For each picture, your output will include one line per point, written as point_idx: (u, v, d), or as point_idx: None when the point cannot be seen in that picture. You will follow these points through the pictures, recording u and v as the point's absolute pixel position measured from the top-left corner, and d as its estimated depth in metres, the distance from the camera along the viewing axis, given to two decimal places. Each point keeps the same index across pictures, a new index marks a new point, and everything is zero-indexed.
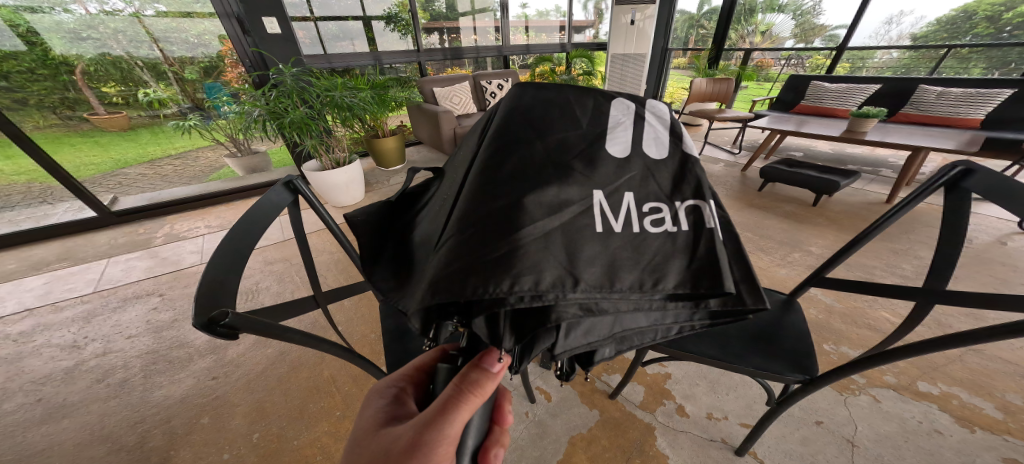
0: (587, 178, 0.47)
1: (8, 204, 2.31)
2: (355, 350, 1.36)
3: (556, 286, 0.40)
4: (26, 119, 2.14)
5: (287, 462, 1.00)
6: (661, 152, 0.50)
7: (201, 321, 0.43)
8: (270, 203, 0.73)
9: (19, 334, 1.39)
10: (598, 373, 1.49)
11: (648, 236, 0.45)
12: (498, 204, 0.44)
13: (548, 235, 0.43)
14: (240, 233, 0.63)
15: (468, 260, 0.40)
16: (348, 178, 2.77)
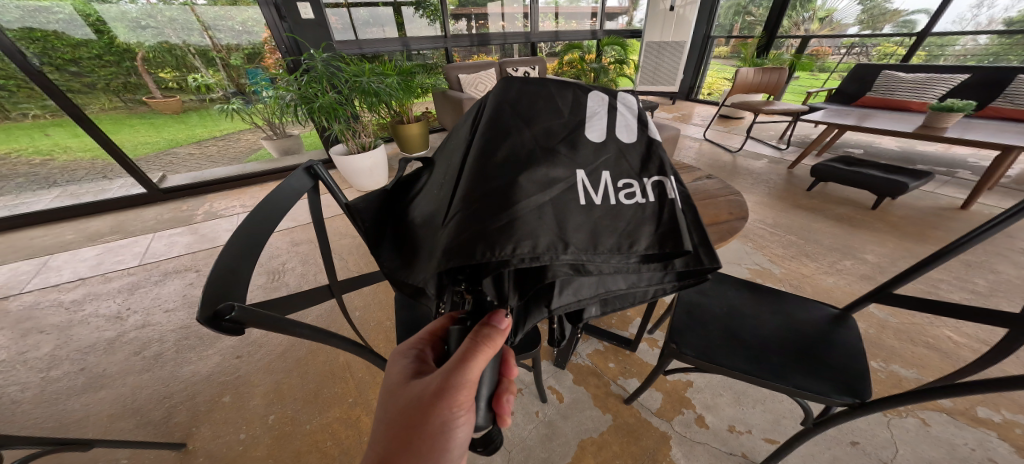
0: (571, 159, 0.55)
1: (74, 178, 2.56)
2: (369, 335, 1.37)
3: (550, 249, 0.49)
4: (94, 102, 2.31)
5: (298, 445, 1.03)
6: (629, 136, 0.59)
7: (205, 316, 0.39)
8: (290, 190, 0.69)
9: (72, 301, 1.50)
10: (614, 376, 1.41)
11: (624, 208, 0.53)
12: (497, 183, 0.52)
13: (540, 207, 0.51)
14: (256, 219, 0.59)
15: (476, 229, 0.49)
16: (372, 163, 2.79)
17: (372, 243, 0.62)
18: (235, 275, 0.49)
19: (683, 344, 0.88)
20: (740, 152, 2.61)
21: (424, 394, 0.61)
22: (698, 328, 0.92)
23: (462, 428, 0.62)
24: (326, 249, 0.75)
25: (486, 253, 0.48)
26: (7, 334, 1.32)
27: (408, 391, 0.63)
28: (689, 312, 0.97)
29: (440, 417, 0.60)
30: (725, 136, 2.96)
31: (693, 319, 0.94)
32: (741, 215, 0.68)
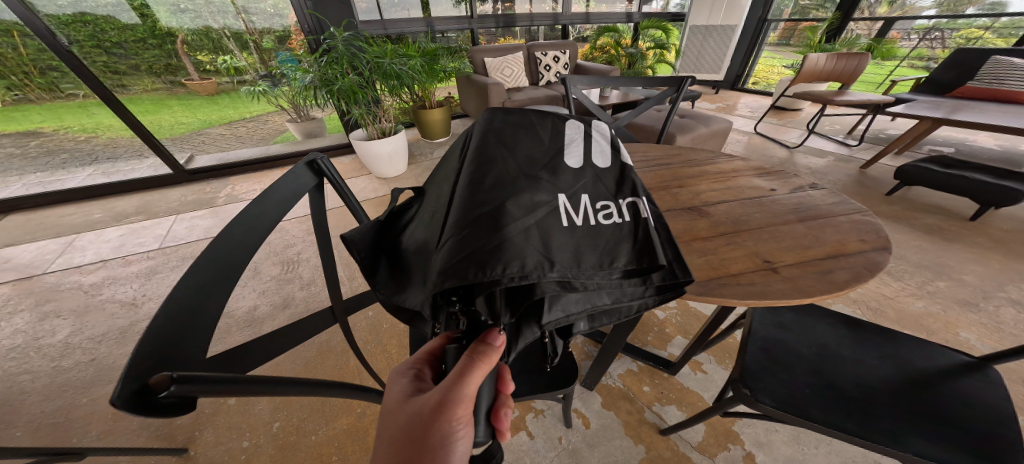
0: (552, 182, 0.50)
1: (115, 156, 2.57)
2: (381, 338, 1.26)
3: (538, 268, 0.42)
4: (138, 83, 2.33)
5: (302, 459, 0.94)
6: (607, 162, 0.54)
7: (125, 398, 0.27)
8: (284, 194, 0.56)
9: (92, 284, 1.49)
10: (649, 401, 1.25)
11: (605, 229, 0.47)
12: (484, 206, 0.46)
13: (527, 229, 0.44)
14: (226, 244, 0.47)
15: (464, 250, 0.42)
16: (392, 149, 2.63)
17: (368, 265, 0.54)
18: (186, 330, 0.38)
19: (758, 389, 0.72)
20: (799, 149, 2.30)
21: (420, 413, 0.47)
22: (777, 370, 0.75)
23: (465, 443, 0.47)
24: (327, 258, 0.62)
25: (472, 275, 0.41)
26: (27, 316, 1.31)
27: (402, 410, 0.49)
28: (764, 348, 0.79)
29: (440, 431, 0.46)
30: (780, 129, 2.64)
31: (771, 357, 0.77)
32: (879, 244, 0.50)
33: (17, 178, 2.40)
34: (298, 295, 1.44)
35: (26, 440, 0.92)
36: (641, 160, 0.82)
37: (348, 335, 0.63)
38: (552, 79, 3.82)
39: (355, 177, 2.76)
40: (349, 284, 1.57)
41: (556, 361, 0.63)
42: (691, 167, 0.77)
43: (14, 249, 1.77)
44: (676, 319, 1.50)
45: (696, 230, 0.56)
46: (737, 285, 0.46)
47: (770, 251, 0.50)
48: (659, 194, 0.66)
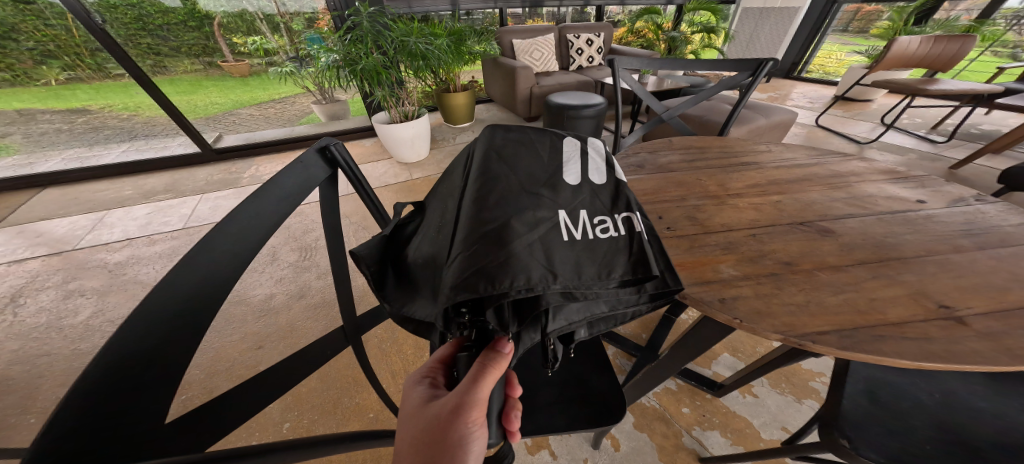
0: (553, 191, 0.44)
1: (153, 133, 2.58)
2: (397, 337, 1.18)
3: (543, 281, 0.37)
4: (177, 65, 2.34)
5: None
6: (606, 174, 0.47)
7: None
8: (287, 190, 0.45)
9: (116, 264, 1.48)
10: (689, 425, 1.11)
11: (602, 242, 0.41)
12: (485, 221, 0.40)
13: (530, 243, 0.39)
14: (199, 258, 0.36)
15: (465, 269, 0.37)
16: (415, 133, 2.52)
17: (377, 279, 0.45)
18: (122, 390, 0.29)
19: (860, 441, 0.59)
20: (872, 145, 2.02)
21: (437, 415, 0.37)
22: (884, 420, 0.61)
23: (476, 444, 0.36)
24: (341, 263, 0.52)
25: (475, 290, 0.36)
26: (53, 294, 1.31)
27: (411, 415, 0.38)
28: (867, 392, 0.66)
29: (456, 430, 0.36)
30: (846, 122, 2.33)
31: (876, 404, 0.64)
32: None
33: (58, 153, 2.46)
34: (315, 284, 1.38)
35: None
36: (720, 157, 0.67)
37: (361, 356, 0.53)
38: (583, 64, 3.57)
39: (376, 161, 2.68)
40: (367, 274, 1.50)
41: (555, 365, 0.43)
42: (788, 167, 0.62)
43: (48, 223, 1.80)
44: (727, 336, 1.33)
45: (825, 254, 0.43)
46: (905, 339, 0.34)
47: (952, 294, 0.37)
48: (757, 200, 0.52)
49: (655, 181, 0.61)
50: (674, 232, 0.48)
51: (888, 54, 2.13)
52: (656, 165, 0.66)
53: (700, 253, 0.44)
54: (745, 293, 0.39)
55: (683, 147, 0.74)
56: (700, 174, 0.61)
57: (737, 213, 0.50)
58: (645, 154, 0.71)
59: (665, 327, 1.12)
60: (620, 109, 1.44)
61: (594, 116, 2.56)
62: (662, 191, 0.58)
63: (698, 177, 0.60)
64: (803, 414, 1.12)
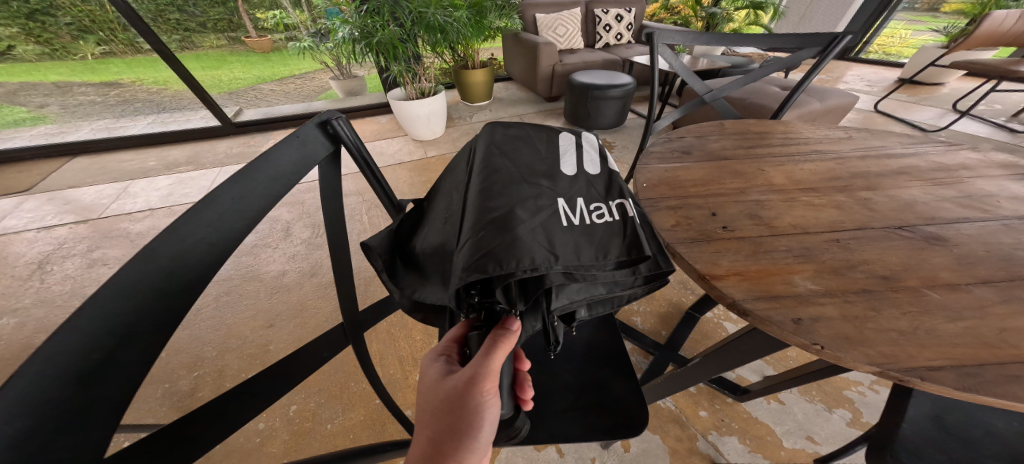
0: (552, 178, 0.39)
1: (184, 104, 2.59)
2: (407, 322, 1.16)
3: (550, 261, 0.32)
4: (204, 41, 2.37)
5: (315, 452, 0.85)
6: (601, 164, 0.42)
7: None
8: (280, 168, 0.38)
9: (138, 234, 1.50)
10: (704, 429, 0.94)
11: (596, 227, 0.36)
12: (486, 206, 0.35)
13: (532, 225, 0.34)
14: (168, 249, 0.27)
15: (467, 253, 0.32)
16: (431, 111, 2.43)
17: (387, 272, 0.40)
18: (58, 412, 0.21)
19: None
20: (941, 134, 1.79)
21: (450, 391, 0.32)
22: (958, 455, 0.50)
23: (493, 413, 0.32)
24: (341, 249, 0.46)
25: (482, 270, 0.31)
26: (78, 263, 1.35)
27: (425, 395, 0.34)
28: (935, 417, 0.54)
29: (468, 406, 0.31)
30: (910, 108, 2.09)
31: (950, 434, 0.52)
32: None
33: (89, 123, 2.51)
34: (327, 263, 1.36)
35: None
36: (782, 144, 0.61)
37: (364, 354, 0.49)
38: (610, 42, 3.34)
39: (391, 138, 2.62)
40: None
41: (558, 348, 0.37)
42: (864, 159, 0.54)
43: (76, 191, 1.85)
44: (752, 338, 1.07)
45: (934, 268, 0.34)
46: None
47: None
48: (832, 200, 0.44)
49: (704, 172, 0.55)
50: (728, 233, 0.41)
51: (977, 29, 1.86)
52: (704, 151, 0.62)
53: (768, 260, 0.37)
54: (831, 313, 0.31)
55: (734, 136, 0.66)
56: (758, 166, 0.55)
57: (809, 212, 0.43)
58: (692, 138, 0.67)
59: (688, 326, 1.05)
60: (655, 92, 1.31)
61: (621, 97, 2.39)
62: (712, 184, 0.51)
63: (755, 171, 0.53)
64: (836, 425, 0.91)
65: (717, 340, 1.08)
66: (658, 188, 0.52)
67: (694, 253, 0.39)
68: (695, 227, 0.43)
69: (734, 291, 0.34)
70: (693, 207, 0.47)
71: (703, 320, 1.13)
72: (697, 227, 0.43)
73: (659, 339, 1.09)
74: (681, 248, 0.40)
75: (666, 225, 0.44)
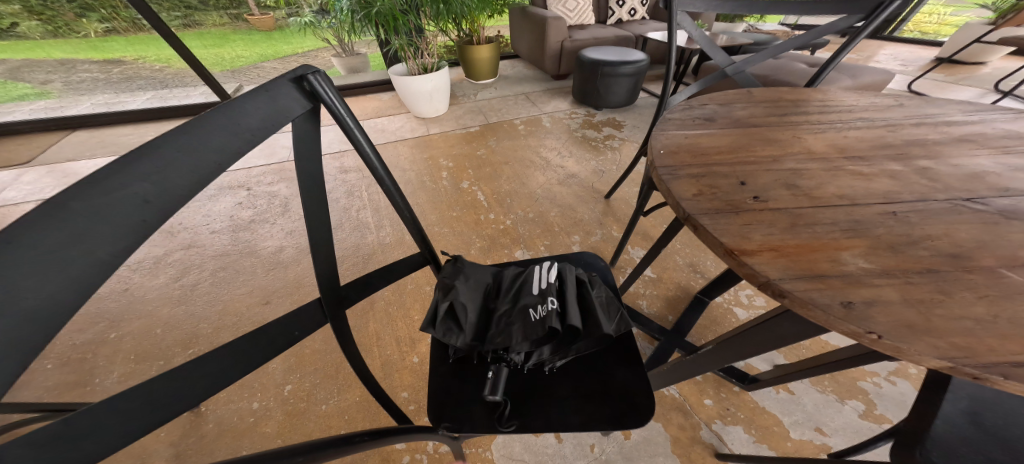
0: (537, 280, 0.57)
1: (184, 83, 2.52)
2: (405, 301, 1.13)
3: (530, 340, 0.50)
4: (207, 20, 2.29)
5: (309, 431, 0.84)
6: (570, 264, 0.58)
7: None
8: (249, 125, 0.33)
9: None
10: (708, 418, 0.91)
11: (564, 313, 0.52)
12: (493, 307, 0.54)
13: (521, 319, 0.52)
14: (87, 200, 0.22)
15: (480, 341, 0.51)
16: (434, 87, 2.33)
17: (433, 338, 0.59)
18: None
19: None
20: None
21: None
22: (997, 457, 0.44)
23: None
24: (319, 216, 0.42)
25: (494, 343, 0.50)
26: None
27: None
28: (971, 414, 0.48)
29: None
30: (948, 88, 1.94)
31: (987, 433, 0.46)
32: None
33: (88, 98, 2.46)
34: None
35: (54, 373, 0.90)
36: (817, 113, 0.54)
37: (345, 334, 0.45)
38: (623, 18, 3.16)
39: (393, 115, 2.54)
40: (376, 232, 1.37)
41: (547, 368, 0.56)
42: (914, 128, 0.47)
43: (75, 164, 1.83)
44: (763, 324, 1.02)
45: (1013, 247, 0.29)
46: None
47: None
48: (883, 170, 0.38)
49: (729, 139, 0.48)
50: (760, 204, 0.36)
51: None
52: (730, 118, 0.56)
53: (808, 234, 0.32)
54: (889, 297, 0.26)
55: (762, 104, 0.60)
56: (791, 134, 0.49)
57: (853, 183, 0.37)
58: (714, 106, 0.61)
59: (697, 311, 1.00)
60: (671, 68, 1.22)
61: (633, 74, 2.27)
62: (739, 152, 0.46)
63: (786, 139, 0.47)
64: (847, 417, 0.87)
65: (727, 325, 1.03)
66: (677, 156, 0.46)
67: (722, 224, 0.34)
68: (722, 198, 0.38)
69: (769, 269, 0.29)
70: (719, 175, 0.41)
71: (712, 305, 1.08)
72: (724, 197, 0.38)
73: (665, 325, 1.05)
74: (706, 220, 0.35)
75: (687, 195, 0.39)
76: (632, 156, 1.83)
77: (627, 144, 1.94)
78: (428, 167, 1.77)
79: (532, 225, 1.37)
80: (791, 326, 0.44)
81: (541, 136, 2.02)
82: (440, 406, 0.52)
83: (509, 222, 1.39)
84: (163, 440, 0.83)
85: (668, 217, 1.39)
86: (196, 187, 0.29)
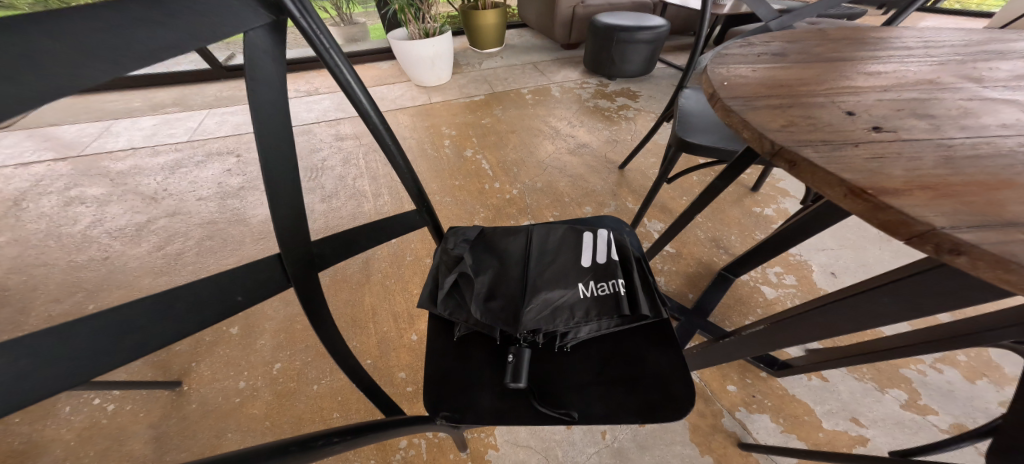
0: (561, 257, 0.51)
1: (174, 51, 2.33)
2: (403, 274, 1.05)
3: (554, 321, 0.45)
4: None
5: (300, 412, 0.79)
6: (599, 239, 0.52)
7: None
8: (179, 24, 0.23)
9: (118, 173, 1.38)
10: (731, 405, 0.83)
11: (593, 295, 0.47)
12: (512, 285, 0.48)
13: (544, 298, 0.46)
14: None
15: (496, 320, 0.45)
16: (435, 54, 2.17)
17: (438, 317, 0.51)
18: None
19: None
20: None
21: None
22: None
23: None
24: (283, 156, 0.33)
25: (513, 323, 0.45)
26: (54, 200, 1.24)
27: None
28: None
29: None
30: None
31: None
32: None
33: None
34: (318, 208, 1.24)
35: None
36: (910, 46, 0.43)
37: (318, 301, 0.36)
38: None
39: (393, 83, 2.38)
40: (374, 201, 1.27)
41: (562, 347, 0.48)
42: None
43: (57, 129, 1.73)
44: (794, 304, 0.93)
45: None
46: None
47: None
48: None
49: (809, 74, 0.39)
50: (883, 136, 0.27)
51: None
52: (805, 53, 0.45)
53: (977, 169, 0.23)
54: None
55: (841, 43, 0.49)
56: (886, 70, 0.39)
57: (1011, 111, 0.30)
58: (782, 43, 0.50)
59: (721, 289, 0.91)
60: (700, 33, 1.00)
61: (652, 40, 2.09)
62: (830, 85, 0.36)
63: (885, 74, 0.38)
64: (887, 407, 0.79)
65: (754, 305, 0.94)
66: (746, 89, 0.37)
67: (839, 154, 0.26)
68: (830, 130, 0.29)
69: (929, 212, 0.21)
70: (811, 105, 0.32)
71: (737, 283, 0.99)
72: (828, 126, 0.29)
73: (686, 303, 0.96)
74: (809, 151, 0.26)
75: (775, 124, 0.30)
76: (649, 126, 1.69)
77: (643, 114, 1.80)
78: (429, 134, 1.65)
79: (540, 196, 1.27)
80: (894, 301, 0.34)
81: (550, 106, 1.88)
82: (439, 390, 0.44)
83: (516, 191, 1.29)
84: (143, 421, 0.78)
85: (689, 189, 1.28)
86: (66, 86, 0.19)
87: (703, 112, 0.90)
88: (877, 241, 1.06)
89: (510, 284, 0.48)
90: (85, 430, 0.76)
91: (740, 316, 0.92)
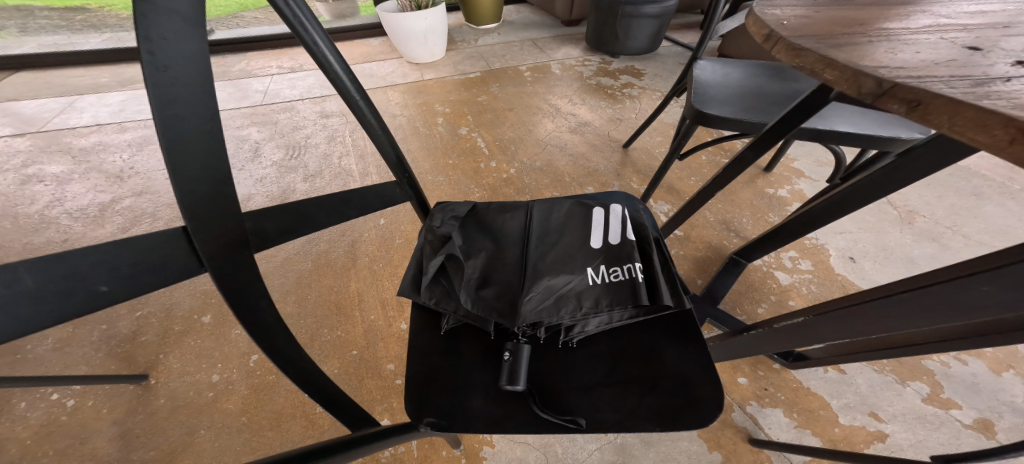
0: (566, 237, 0.43)
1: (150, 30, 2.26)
2: (392, 257, 0.97)
3: (558, 313, 0.38)
4: None
5: (278, 406, 0.73)
6: (611, 216, 0.44)
7: None
8: None
9: (81, 149, 1.27)
10: (742, 399, 0.78)
11: (604, 281, 0.40)
12: (508, 270, 0.41)
13: (548, 286, 0.39)
14: None
15: (490, 311, 0.38)
16: (429, 27, 2.03)
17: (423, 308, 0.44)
18: None
19: None
20: None
21: None
22: None
23: None
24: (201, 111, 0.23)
25: (511, 315, 0.38)
26: (9, 178, 1.14)
27: None
28: None
29: None
30: None
31: None
32: None
33: (35, 40, 2.13)
34: (299, 188, 1.15)
35: None
36: None
37: (263, 288, 0.29)
38: None
39: (383, 60, 2.24)
40: (360, 181, 1.18)
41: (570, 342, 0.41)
42: None
43: (16, 103, 1.60)
44: (810, 290, 0.87)
45: None
46: None
47: None
48: None
49: (889, 13, 0.31)
50: None
51: None
52: None
53: None
54: None
55: None
56: (985, 9, 0.31)
57: None
58: None
59: (732, 274, 0.84)
60: None
61: (660, 14, 1.97)
62: (923, 24, 0.28)
63: (989, 13, 0.30)
64: (909, 402, 0.74)
65: (767, 291, 0.88)
66: (814, 28, 0.30)
67: (987, 91, 0.19)
68: (960, 72, 0.21)
69: None
70: (913, 44, 0.25)
71: (749, 269, 0.93)
72: (952, 61, 0.22)
73: (695, 290, 0.90)
74: (941, 87, 0.20)
75: (871, 61, 0.24)
76: (655, 104, 1.60)
77: (647, 92, 1.70)
78: (422, 112, 1.55)
79: (539, 176, 1.19)
80: None
81: (550, 83, 1.77)
82: (422, 392, 0.37)
83: (513, 171, 1.21)
84: (105, 417, 0.71)
85: (698, 170, 1.20)
86: None
87: (721, 83, 0.81)
88: (898, 224, 1.00)
89: (507, 269, 0.41)
90: (42, 427, 0.70)
91: (752, 303, 0.87)
